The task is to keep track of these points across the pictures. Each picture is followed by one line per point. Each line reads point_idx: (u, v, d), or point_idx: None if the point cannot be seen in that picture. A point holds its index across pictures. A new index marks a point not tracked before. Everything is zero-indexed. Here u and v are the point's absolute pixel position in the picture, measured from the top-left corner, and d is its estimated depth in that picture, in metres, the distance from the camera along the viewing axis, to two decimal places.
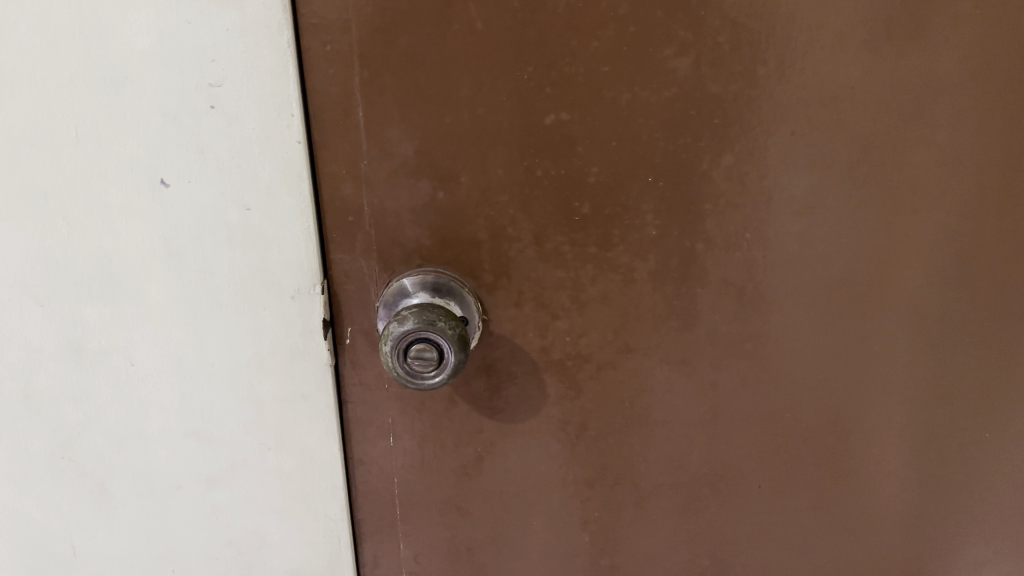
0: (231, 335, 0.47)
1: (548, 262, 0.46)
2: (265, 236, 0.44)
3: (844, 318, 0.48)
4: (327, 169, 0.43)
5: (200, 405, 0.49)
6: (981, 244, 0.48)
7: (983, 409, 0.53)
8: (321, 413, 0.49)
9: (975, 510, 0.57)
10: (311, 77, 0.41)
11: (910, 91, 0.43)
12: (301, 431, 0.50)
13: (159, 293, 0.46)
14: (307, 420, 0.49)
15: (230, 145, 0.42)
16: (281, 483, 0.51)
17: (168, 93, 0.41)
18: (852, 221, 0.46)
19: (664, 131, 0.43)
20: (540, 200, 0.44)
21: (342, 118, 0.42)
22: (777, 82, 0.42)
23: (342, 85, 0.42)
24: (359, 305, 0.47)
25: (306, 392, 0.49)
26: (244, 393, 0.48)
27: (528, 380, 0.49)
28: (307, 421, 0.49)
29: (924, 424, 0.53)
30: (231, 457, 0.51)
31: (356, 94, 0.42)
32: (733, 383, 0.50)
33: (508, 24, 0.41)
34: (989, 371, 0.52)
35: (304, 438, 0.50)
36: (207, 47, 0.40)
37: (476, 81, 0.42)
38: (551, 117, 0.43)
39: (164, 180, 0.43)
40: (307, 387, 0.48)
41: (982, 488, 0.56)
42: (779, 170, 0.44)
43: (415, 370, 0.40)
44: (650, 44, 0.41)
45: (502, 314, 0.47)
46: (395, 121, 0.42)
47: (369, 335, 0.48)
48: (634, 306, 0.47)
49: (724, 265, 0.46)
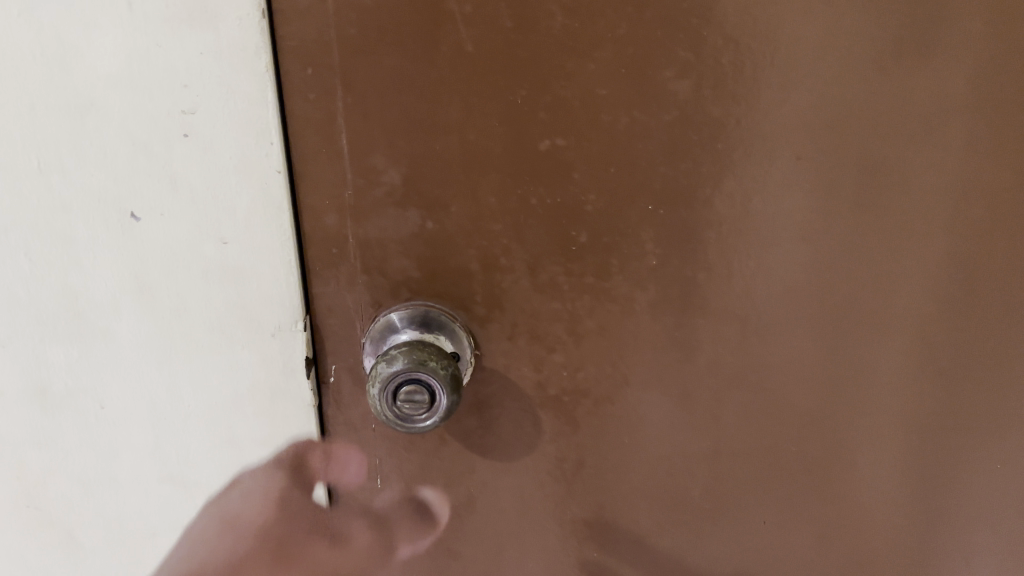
0: (208, 373, 0.44)
1: (543, 293, 0.44)
2: (244, 271, 0.42)
3: (847, 348, 0.46)
4: (311, 198, 0.41)
5: (175, 448, 0.46)
6: (999, 274, 0.45)
7: (1006, 456, 0.49)
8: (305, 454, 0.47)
9: (998, 555, 0.52)
10: (293, 101, 0.39)
11: (921, 112, 0.41)
12: (284, 473, 0.47)
13: (130, 331, 0.43)
14: (290, 461, 0.47)
15: (205, 174, 0.39)
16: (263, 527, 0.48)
17: (138, 120, 0.38)
18: (858, 249, 0.43)
19: (664, 156, 0.41)
20: (533, 229, 0.43)
21: (326, 145, 0.40)
22: (781, 104, 0.40)
23: (325, 110, 0.40)
24: (345, 340, 0.44)
25: (289, 432, 0.46)
26: (223, 434, 0.46)
27: (522, 415, 0.47)
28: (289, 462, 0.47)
29: (938, 468, 0.49)
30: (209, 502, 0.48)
31: (340, 120, 0.40)
32: (736, 415, 0.47)
33: (500, 45, 0.39)
34: (1012, 412, 0.48)
35: (286, 480, 0.47)
36: (179, 71, 0.37)
37: (466, 105, 0.40)
38: (546, 143, 0.41)
39: (134, 213, 0.40)
40: (290, 427, 0.46)
41: (1009, 533, 0.51)
42: (784, 196, 0.42)
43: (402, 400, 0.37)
44: (648, 65, 0.39)
45: (495, 346, 0.45)
46: (381, 149, 0.41)
47: (355, 372, 0.45)
48: (632, 337, 0.45)
49: (724, 294, 0.44)
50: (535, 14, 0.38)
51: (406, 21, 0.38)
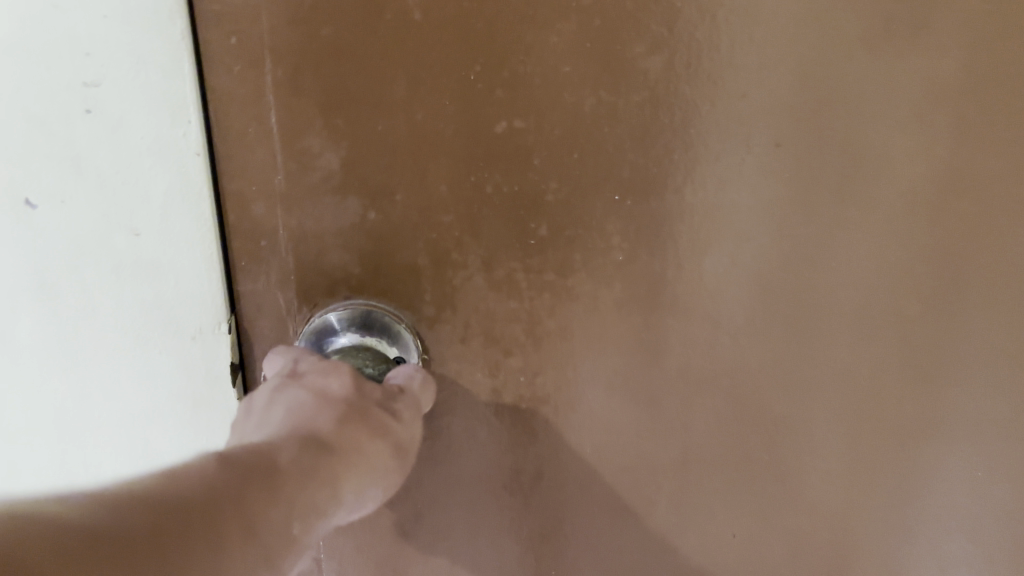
0: (120, 383, 0.41)
1: (499, 292, 0.40)
2: (157, 265, 0.38)
3: (825, 351, 0.43)
4: (237, 184, 0.38)
5: (79, 471, 0.43)
6: (982, 273, 0.42)
7: (995, 466, 0.46)
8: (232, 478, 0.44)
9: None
10: (217, 75, 0.37)
11: (911, 95, 0.38)
12: None
13: (27, 333, 0.40)
14: None
15: (112, 156, 0.36)
16: None
17: (33, 95, 0.35)
18: (837, 244, 0.41)
19: (633, 140, 0.38)
20: (488, 220, 0.39)
21: (254, 124, 0.37)
22: (758, 86, 0.37)
23: (253, 83, 0.37)
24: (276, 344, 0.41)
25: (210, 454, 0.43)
26: (135, 455, 0.43)
27: (475, 424, 0.43)
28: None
29: (919, 479, 0.46)
30: None
31: (268, 95, 0.37)
32: (707, 423, 0.44)
33: (453, 14, 0.36)
34: (1000, 418, 0.45)
35: None
36: (81, 38, 0.35)
37: (412, 81, 0.36)
38: (503, 124, 0.37)
39: (29, 199, 0.37)
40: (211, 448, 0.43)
41: (1003, 556, 0.48)
42: (761, 184, 0.39)
43: (395, 382, 0.35)
44: (614, 40, 0.36)
45: (446, 351, 0.41)
46: (317, 128, 0.37)
47: None
48: (598, 339, 0.42)
49: (694, 292, 0.41)
50: None
51: None
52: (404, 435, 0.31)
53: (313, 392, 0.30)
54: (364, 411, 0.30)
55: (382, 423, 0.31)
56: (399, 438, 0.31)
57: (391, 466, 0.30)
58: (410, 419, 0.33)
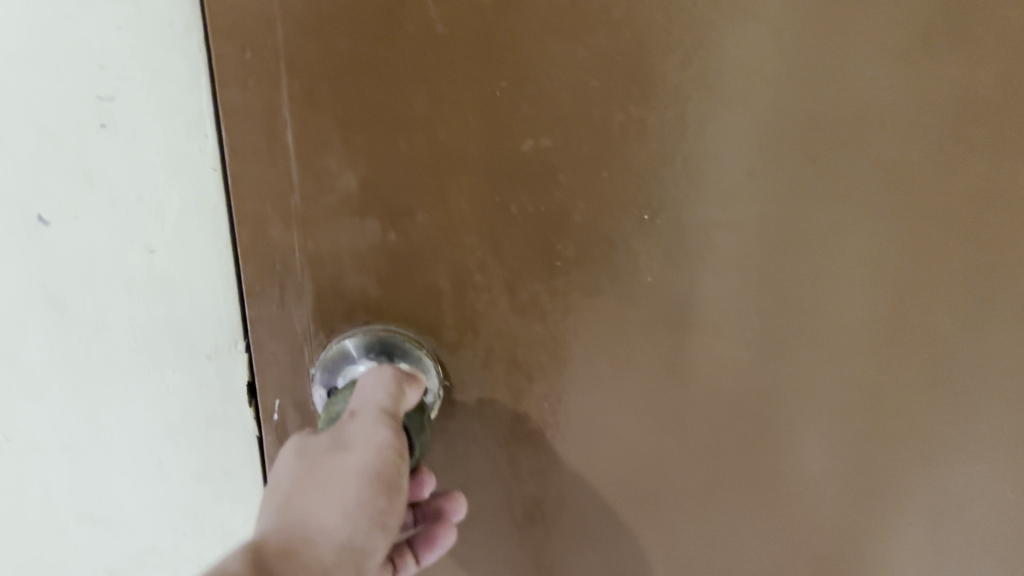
0: (134, 398, 0.41)
1: (523, 315, 0.38)
2: (173, 281, 0.38)
3: (860, 373, 0.41)
4: (252, 205, 0.35)
5: (95, 485, 0.44)
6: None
7: None
8: (248, 489, 0.45)
9: None
10: (227, 87, 0.33)
11: (951, 110, 0.36)
12: (220, 509, 0.46)
13: (40, 350, 0.40)
14: (228, 497, 0.45)
15: (127, 172, 0.36)
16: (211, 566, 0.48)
17: (47, 109, 0.35)
18: (874, 264, 0.39)
19: (663, 156, 0.36)
20: (512, 241, 0.37)
21: (266, 140, 0.34)
22: (795, 99, 0.36)
23: (266, 97, 0.33)
24: (290, 375, 0.39)
25: (227, 464, 0.44)
26: (152, 467, 0.44)
27: (497, 450, 0.42)
28: (229, 499, 0.45)
29: (949, 498, 0.45)
30: (135, 541, 0.46)
31: (283, 110, 0.34)
32: (736, 447, 0.43)
33: (477, 26, 0.33)
34: None
35: (223, 517, 0.46)
36: (95, 51, 0.34)
37: (434, 97, 0.34)
38: (530, 142, 0.35)
39: (42, 216, 0.37)
40: (229, 459, 0.44)
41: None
42: (796, 202, 0.37)
43: (349, 407, 0.33)
44: (645, 54, 0.34)
45: (468, 377, 0.39)
46: (334, 147, 0.34)
47: (302, 407, 0.40)
48: (623, 361, 0.40)
49: (723, 313, 0.39)
50: None
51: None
52: (361, 460, 0.30)
53: (271, 488, 0.31)
54: (315, 474, 0.30)
55: (332, 471, 0.30)
56: (356, 467, 0.30)
57: (365, 494, 0.30)
58: (369, 435, 0.31)
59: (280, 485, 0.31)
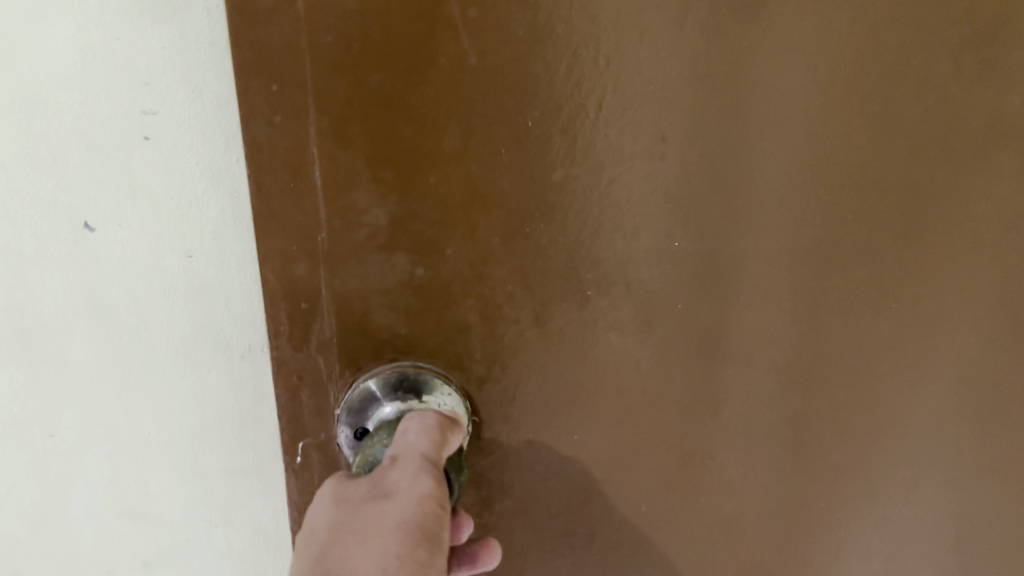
0: (171, 398, 0.43)
1: (552, 346, 0.38)
2: (209, 286, 0.40)
3: (890, 399, 0.41)
4: (278, 243, 0.34)
5: (133, 481, 0.45)
6: None
7: None
8: (277, 486, 0.46)
9: None
10: (252, 125, 0.32)
11: (975, 136, 0.37)
12: (253, 506, 0.46)
13: (83, 352, 0.41)
14: (259, 494, 0.46)
15: (167, 182, 0.37)
16: (238, 563, 0.48)
17: (93, 122, 0.36)
18: (902, 290, 0.39)
19: (696, 186, 0.36)
20: (543, 272, 0.36)
21: (293, 176, 0.33)
22: (826, 128, 0.36)
23: (294, 132, 0.32)
24: (315, 414, 0.37)
25: (259, 462, 0.45)
26: (187, 464, 0.45)
27: (525, 484, 0.41)
28: (260, 496, 0.46)
29: (969, 516, 0.45)
30: (171, 537, 0.47)
31: (311, 145, 0.33)
32: (766, 476, 0.42)
33: (511, 57, 0.33)
34: None
35: (256, 514, 0.46)
36: (139, 68, 0.35)
37: (466, 129, 0.34)
38: (562, 173, 0.35)
39: (88, 223, 0.38)
40: (261, 456, 0.45)
41: None
42: (828, 230, 0.37)
43: (389, 453, 0.30)
44: (681, 85, 0.34)
45: (495, 412, 0.39)
46: (362, 182, 0.33)
47: (327, 448, 0.38)
48: (652, 391, 0.40)
49: (758, 340, 0.39)
50: (550, 22, 0.33)
51: (394, 27, 0.32)
52: (403, 509, 0.27)
53: (303, 542, 0.28)
54: (350, 523, 0.27)
55: (371, 519, 0.27)
56: (397, 516, 0.27)
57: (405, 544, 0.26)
58: (411, 482, 0.28)
59: (313, 539, 0.28)
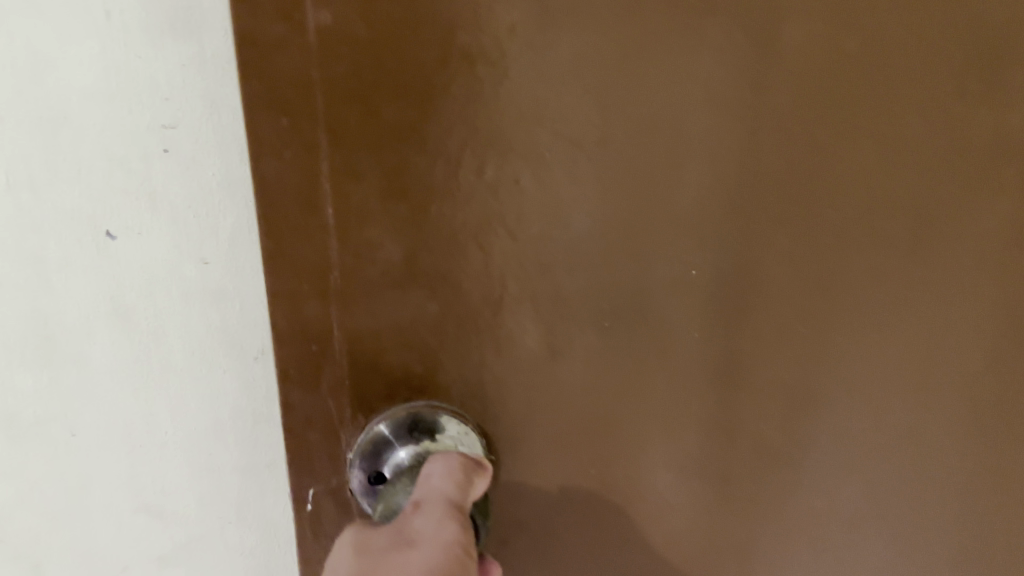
0: (187, 400, 0.44)
1: (564, 371, 0.39)
2: (225, 291, 0.41)
3: (899, 418, 0.42)
4: (294, 276, 0.35)
5: (151, 479, 0.46)
6: None
7: None
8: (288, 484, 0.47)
9: None
10: (267, 163, 0.33)
11: (987, 159, 0.37)
12: (265, 502, 0.48)
13: (104, 354, 0.42)
14: (271, 491, 0.47)
15: (186, 193, 0.38)
16: (243, 558, 0.49)
17: (116, 135, 0.37)
18: (911, 312, 0.39)
19: (708, 212, 0.36)
20: (555, 298, 0.37)
21: (308, 213, 0.34)
22: (835, 153, 0.36)
23: (309, 168, 0.33)
24: (327, 461, 0.39)
25: (271, 460, 0.46)
26: (203, 463, 0.46)
27: (537, 505, 0.41)
28: (272, 493, 0.47)
29: (982, 536, 0.45)
30: (187, 532, 0.48)
31: (325, 181, 0.33)
32: (775, 493, 0.43)
33: (524, 91, 0.33)
34: None
35: (268, 510, 0.48)
36: (160, 83, 0.36)
37: (480, 161, 0.34)
38: (576, 201, 0.35)
39: (110, 231, 0.39)
40: (273, 454, 0.46)
41: None
42: (839, 253, 0.38)
43: (413, 498, 0.34)
44: (690, 113, 0.35)
45: (506, 436, 0.40)
46: (378, 215, 0.34)
47: (337, 491, 0.39)
48: (663, 413, 0.40)
49: (768, 361, 0.39)
50: (563, 54, 0.33)
51: (408, 62, 0.32)
52: (427, 555, 0.31)
53: None
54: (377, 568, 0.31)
55: (397, 565, 0.31)
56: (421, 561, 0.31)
57: None
58: (434, 530, 0.32)
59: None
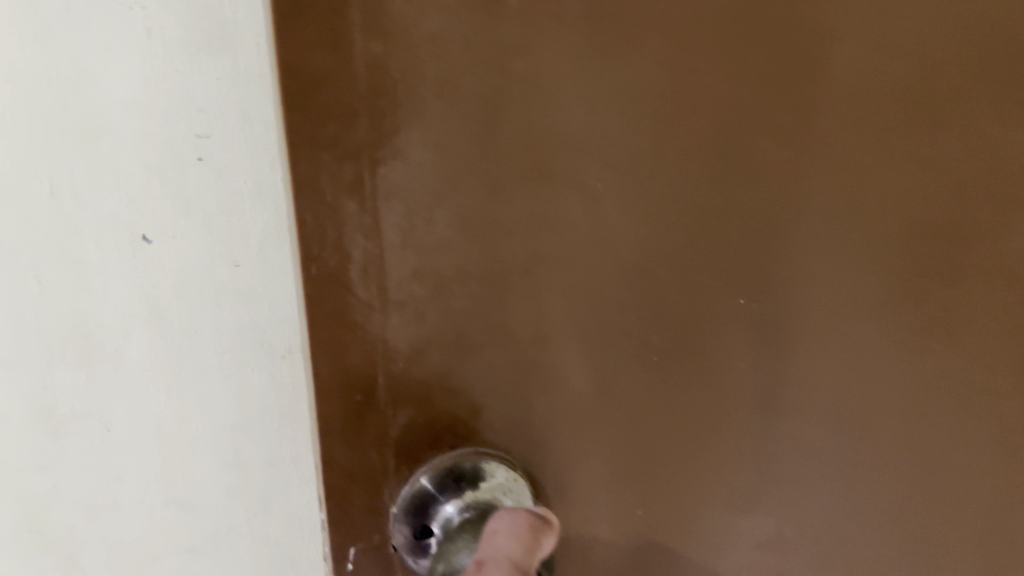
0: (217, 397, 0.46)
1: (608, 405, 0.38)
2: (254, 292, 0.43)
3: (924, 437, 0.42)
4: (336, 313, 0.33)
5: (181, 472, 0.47)
6: None
7: None
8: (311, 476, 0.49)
9: None
10: (311, 194, 0.31)
11: (1003, 185, 0.39)
12: (289, 495, 0.49)
13: (139, 352, 0.44)
14: (295, 484, 0.49)
15: (219, 199, 0.40)
16: (264, 550, 0.51)
17: (153, 144, 0.39)
18: (935, 333, 0.41)
19: (746, 238, 0.37)
20: (601, 331, 0.37)
21: (352, 247, 0.32)
22: (864, 179, 0.37)
23: (354, 201, 0.32)
24: (368, 512, 0.36)
25: (295, 455, 0.48)
26: (231, 458, 0.47)
27: (579, 544, 0.41)
28: (296, 486, 0.49)
29: (997, 551, 0.47)
30: (215, 525, 0.50)
31: (371, 215, 0.32)
32: (806, 516, 0.43)
33: (572, 123, 0.33)
34: None
35: (292, 503, 0.50)
36: (195, 96, 0.38)
37: (527, 192, 0.34)
38: (621, 232, 0.35)
39: (146, 236, 0.41)
40: (297, 450, 0.48)
41: None
42: (867, 277, 0.38)
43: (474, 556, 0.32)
44: (731, 142, 0.35)
45: (550, 475, 0.39)
46: (423, 249, 0.33)
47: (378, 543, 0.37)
48: (703, 443, 0.40)
49: (799, 384, 0.40)
50: (609, 86, 0.33)
51: (457, 92, 0.32)
52: None
53: None
54: None
55: None
56: None
57: None
58: None
59: None
